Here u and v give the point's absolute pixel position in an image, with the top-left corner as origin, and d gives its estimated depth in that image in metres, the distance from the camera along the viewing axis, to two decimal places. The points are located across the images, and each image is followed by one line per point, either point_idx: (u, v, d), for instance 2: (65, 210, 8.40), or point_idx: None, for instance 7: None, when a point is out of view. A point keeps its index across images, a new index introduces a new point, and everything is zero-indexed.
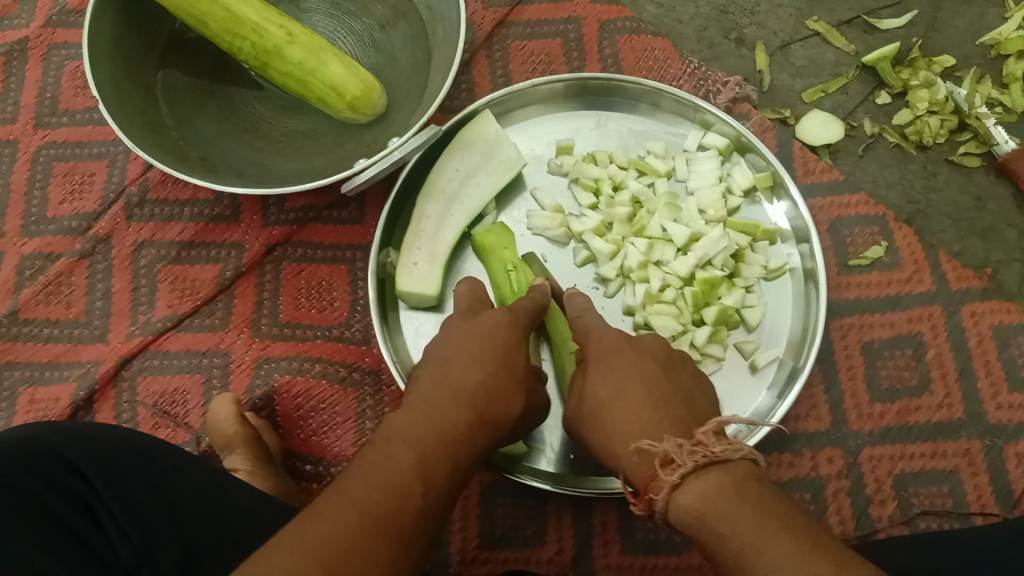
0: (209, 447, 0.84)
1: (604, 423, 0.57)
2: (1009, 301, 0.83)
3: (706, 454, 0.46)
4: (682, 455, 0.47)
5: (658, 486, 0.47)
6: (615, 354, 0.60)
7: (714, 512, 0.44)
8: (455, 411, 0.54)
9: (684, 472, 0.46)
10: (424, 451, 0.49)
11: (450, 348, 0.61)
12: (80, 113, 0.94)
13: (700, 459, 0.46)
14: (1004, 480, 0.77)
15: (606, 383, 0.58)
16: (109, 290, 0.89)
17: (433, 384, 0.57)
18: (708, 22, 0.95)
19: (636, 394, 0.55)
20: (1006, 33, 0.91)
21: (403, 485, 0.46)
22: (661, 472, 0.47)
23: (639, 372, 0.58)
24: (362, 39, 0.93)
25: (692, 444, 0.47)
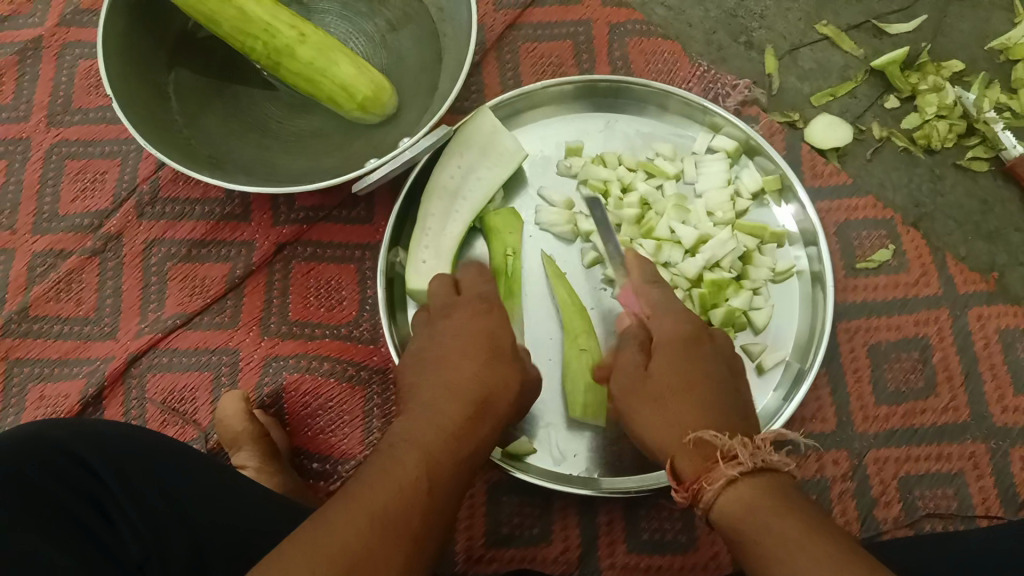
0: (217, 444, 0.85)
1: (654, 415, 0.58)
2: (1015, 304, 0.83)
3: (764, 458, 0.50)
4: (744, 454, 0.50)
5: (712, 479, 0.50)
6: (667, 344, 0.60)
7: (762, 509, 0.47)
8: (451, 409, 0.56)
9: (743, 469, 0.49)
10: (427, 449, 0.52)
11: (437, 349, 0.62)
12: (92, 112, 0.95)
13: (758, 461, 0.49)
14: (1009, 483, 0.78)
15: (662, 368, 0.59)
16: (118, 287, 0.89)
17: (429, 390, 0.58)
18: (717, 25, 0.95)
19: (687, 393, 0.56)
20: (1014, 38, 0.91)
21: (410, 485, 0.48)
22: (719, 465, 0.50)
23: (695, 367, 0.58)
24: (373, 40, 0.94)
25: (750, 446, 0.50)
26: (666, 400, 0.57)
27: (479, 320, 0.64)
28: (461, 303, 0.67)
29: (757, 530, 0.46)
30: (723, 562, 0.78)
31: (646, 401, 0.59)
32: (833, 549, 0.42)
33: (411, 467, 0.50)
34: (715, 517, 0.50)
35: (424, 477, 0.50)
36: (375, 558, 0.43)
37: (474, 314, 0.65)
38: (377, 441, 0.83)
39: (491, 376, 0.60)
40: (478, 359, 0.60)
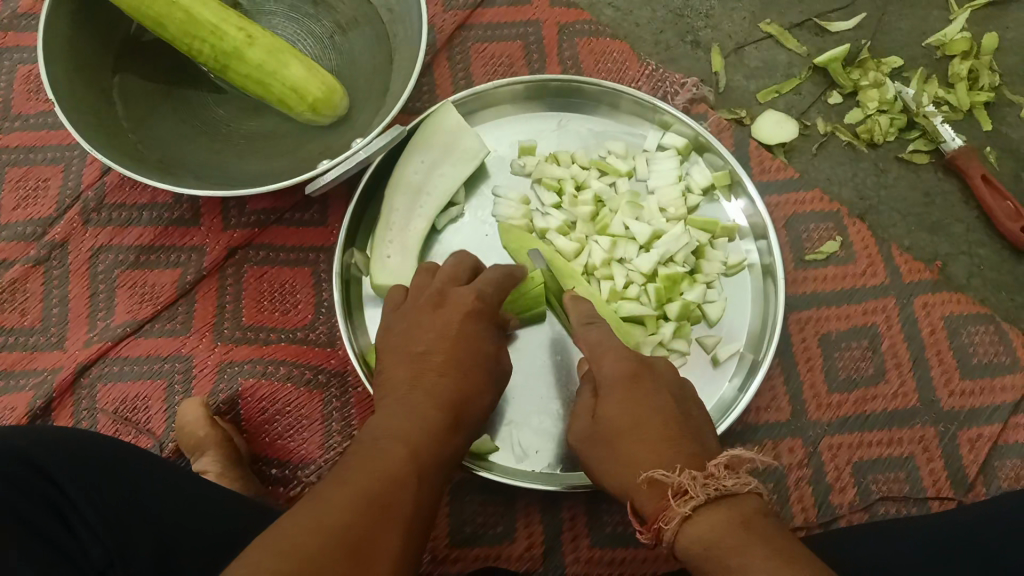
0: (174, 451, 0.83)
1: (613, 455, 0.58)
2: (958, 292, 0.85)
3: (718, 486, 0.49)
4: (694, 488, 0.49)
5: (669, 518, 0.49)
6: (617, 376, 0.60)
7: (724, 559, 0.46)
8: (430, 412, 0.57)
9: (696, 504, 0.49)
10: (409, 446, 0.53)
11: (417, 348, 0.64)
12: (33, 118, 0.93)
13: (712, 492, 0.49)
14: (958, 465, 0.80)
15: (610, 405, 0.59)
16: (65, 296, 0.87)
17: (407, 387, 0.60)
18: (665, 25, 0.97)
19: (643, 400, 0.58)
20: (951, 35, 0.94)
21: (397, 479, 0.49)
22: (673, 505, 0.50)
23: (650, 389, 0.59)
24: (321, 42, 0.93)
25: (707, 475, 0.50)
26: (624, 427, 0.57)
27: (465, 323, 0.67)
28: (449, 296, 0.69)
29: (726, 557, 0.46)
30: None
31: (606, 437, 0.58)
32: None
33: (396, 461, 0.51)
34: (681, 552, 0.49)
35: (411, 468, 0.51)
36: (367, 536, 0.44)
37: (462, 313, 0.67)
38: (337, 445, 0.82)
39: (463, 386, 0.63)
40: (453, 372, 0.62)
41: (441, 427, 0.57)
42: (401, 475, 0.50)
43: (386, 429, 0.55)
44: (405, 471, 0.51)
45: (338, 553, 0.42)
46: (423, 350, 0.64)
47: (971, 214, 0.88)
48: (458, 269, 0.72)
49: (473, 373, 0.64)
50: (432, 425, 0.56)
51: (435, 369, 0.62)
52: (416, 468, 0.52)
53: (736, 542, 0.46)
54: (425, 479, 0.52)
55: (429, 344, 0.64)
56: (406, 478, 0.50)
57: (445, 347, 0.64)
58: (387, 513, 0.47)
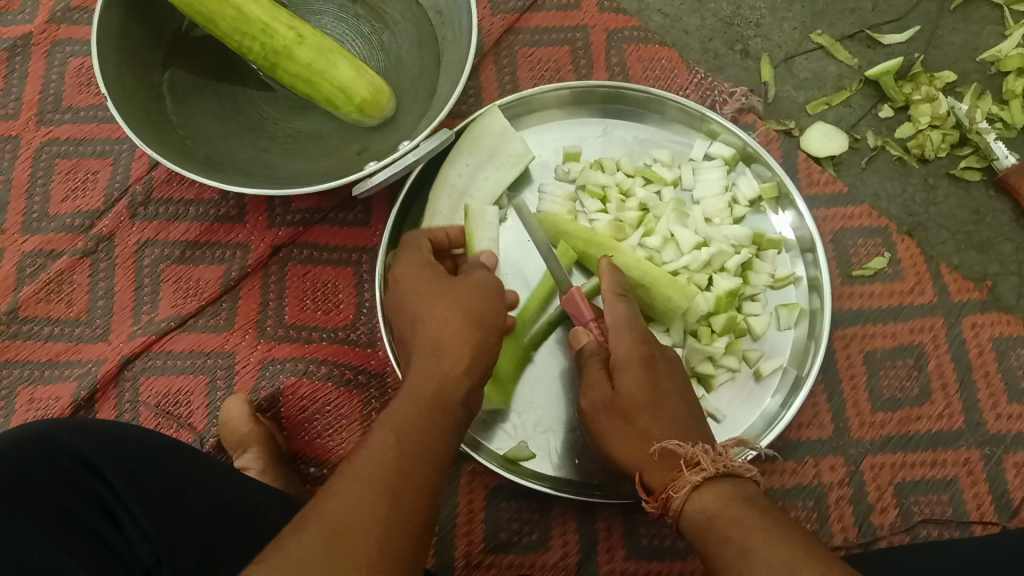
0: (216, 446, 0.84)
1: (632, 434, 0.59)
2: (1007, 313, 0.84)
3: (726, 464, 0.53)
4: (706, 461, 0.53)
5: (679, 486, 0.53)
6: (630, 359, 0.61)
7: (727, 519, 0.50)
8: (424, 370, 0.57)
9: (706, 476, 0.53)
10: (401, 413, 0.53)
11: (430, 320, 0.61)
12: (83, 110, 0.94)
13: (721, 468, 0.53)
14: (1002, 489, 0.78)
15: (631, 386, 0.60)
16: (110, 289, 0.88)
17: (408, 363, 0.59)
18: (714, 33, 0.96)
19: (671, 392, 0.61)
20: (1005, 51, 0.93)
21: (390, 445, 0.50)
22: (684, 474, 0.54)
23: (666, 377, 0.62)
24: (370, 42, 0.93)
25: (715, 451, 0.54)
26: (645, 407, 0.59)
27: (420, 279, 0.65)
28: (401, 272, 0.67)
29: (731, 517, 0.49)
30: None
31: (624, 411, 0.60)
32: (793, 551, 0.45)
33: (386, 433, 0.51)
34: (686, 523, 0.53)
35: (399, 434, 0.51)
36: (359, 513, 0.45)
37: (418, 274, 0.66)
38: None
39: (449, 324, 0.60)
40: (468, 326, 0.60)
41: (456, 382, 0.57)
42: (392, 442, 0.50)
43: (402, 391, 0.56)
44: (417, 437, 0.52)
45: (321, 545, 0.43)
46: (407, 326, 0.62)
47: (1023, 234, 0.87)
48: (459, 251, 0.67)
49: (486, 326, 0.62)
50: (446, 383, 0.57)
51: (450, 331, 0.60)
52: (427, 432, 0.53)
53: (741, 509, 0.50)
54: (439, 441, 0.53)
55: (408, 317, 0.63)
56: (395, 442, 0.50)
57: (457, 309, 0.61)
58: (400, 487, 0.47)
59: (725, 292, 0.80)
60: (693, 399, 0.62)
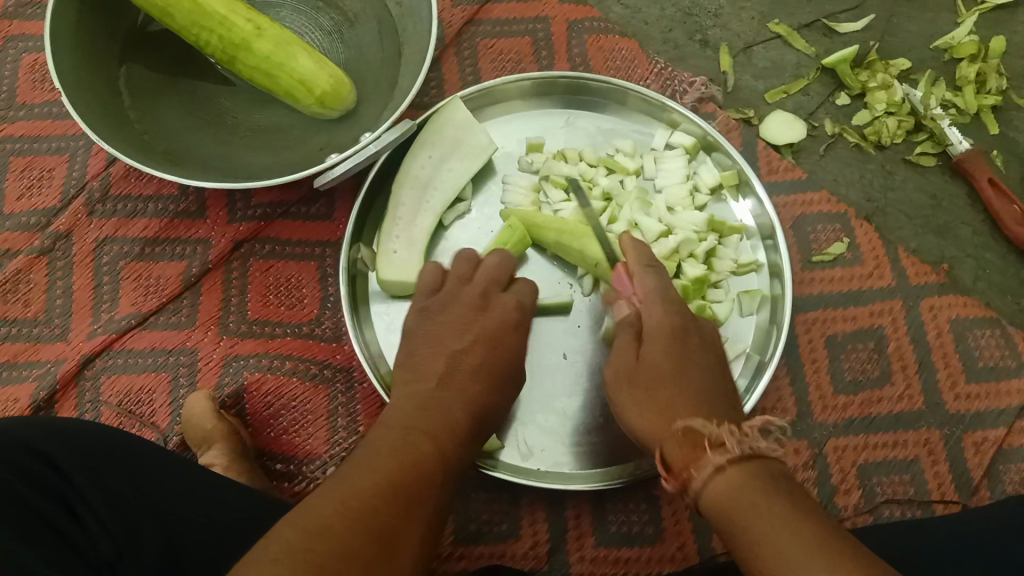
0: (179, 443, 0.83)
1: (654, 402, 0.58)
2: (965, 295, 0.85)
3: (752, 444, 0.51)
4: (732, 442, 0.51)
5: (703, 465, 0.51)
6: (661, 330, 0.62)
7: (749, 504, 0.47)
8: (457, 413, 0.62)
9: (731, 456, 0.50)
10: (433, 440, 0.57)
11: (457, 343, 0.67)
12: (37, 107, 0.92)
13: (746, 448, 0.50)
14: (962, 468, 0.80)
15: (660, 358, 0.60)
16: (69, 287, 0.87)
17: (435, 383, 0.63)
18: (674, 23, 0.97)
19: (701, 363, 0.61)
20: (958, 38, 0.94)
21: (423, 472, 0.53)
22: (709, 453, 0.51)
23: (700, 345, 0.63)
24: (329, 34, 0.92)
25: (743, 429, 0.52)
26: (673, 374, 0.59)
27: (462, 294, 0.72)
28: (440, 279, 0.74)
29: (755, 504, 0.47)
30: (690, 552, 0.79)
31: (653, 377, 0.59)
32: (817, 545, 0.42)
33: (421, 457, 0.54)
34: (707, 503, 0.50)
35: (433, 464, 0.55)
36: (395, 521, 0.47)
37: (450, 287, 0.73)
38: (343, 441, 0.82)
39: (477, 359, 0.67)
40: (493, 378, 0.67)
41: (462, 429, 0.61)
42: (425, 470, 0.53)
43: (412, 417, 0.59)
44: (426, 465, 0.54)
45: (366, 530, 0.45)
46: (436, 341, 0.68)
47: (978, 218, 0.88)
48: (500, 270, 0.74)
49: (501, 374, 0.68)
50: (455, 424, 0.60)
51: (472, 367, 0.66)
52: (439, 463, 0.55)
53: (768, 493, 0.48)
54: (444, 478, 0.55)
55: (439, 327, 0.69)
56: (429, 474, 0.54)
57: (488, 351, 0.68)
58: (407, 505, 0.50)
59: (692, 281, 0.81)
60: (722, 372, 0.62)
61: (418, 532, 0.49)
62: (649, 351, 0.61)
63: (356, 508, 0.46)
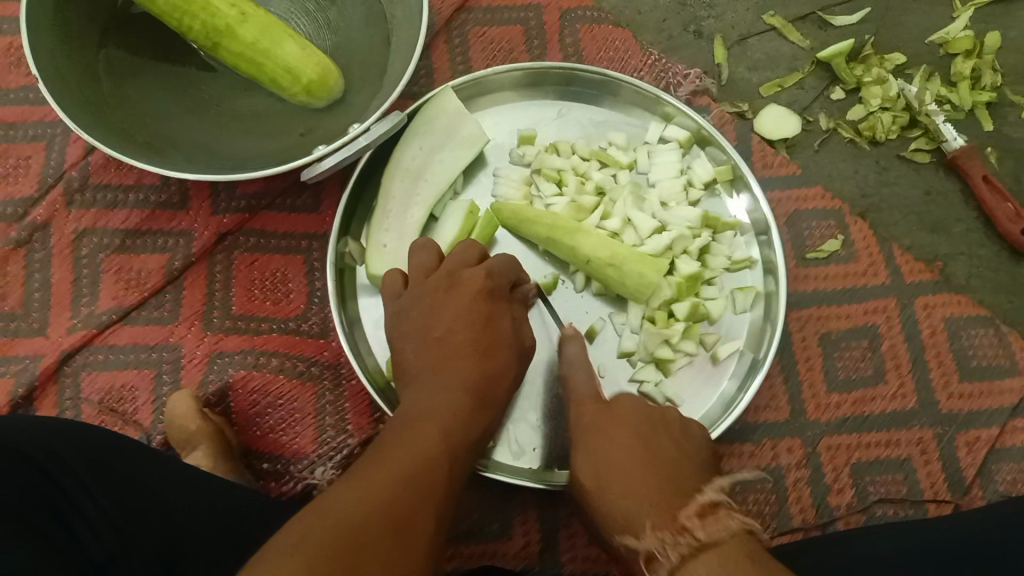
0: (164, 442, 0.81)
1: (600, 502, 0.60)
2: (958, 293, 0.85)
3: (688, 539, 0.50)
4: (669, 549, 0.51)
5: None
6: (596, 417, 0.66)
7: None
8: (457, 399, 0.60)
9: (672, 564, 0.50)
10: (438, 428, 0.56)
11: (434, 334, 0.66)
12: (13, 93, 0.89)
13: (685, 548, 0.50)
14: (955, 468, 0.80)
15: (594, 460, 0.62)
16: (47, 280, 0.84)
17: (429, 375, 0.63)
18: (667, 13, 0.95)
19: (634, 436, 0.62)
20: (953, 32, 0.93)
21: (429, 460, 0.52)
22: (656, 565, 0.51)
23: (626, 426, 0.63)
24: (316, 20, 0.90)
25: (678, 530, 0.51)
26: (602, 467, 0.61)
27: (443, 278, 0.69)
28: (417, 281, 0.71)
29: None
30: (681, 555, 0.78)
31: (596, 495, 0.60)
32: None
33: (427, 446, 0.53)
34: None
35: (439, 452, 0.54)
36: (405, 517, 0.46)
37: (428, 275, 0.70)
38: (331, 440, 0.80)
39: (477, 348, 0.65)
40: (475, 354, 0.65)
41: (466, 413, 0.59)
42: (433, 460, 0.52)
43: (410, 414, 0.58)
44: (433, 455, 0.53)
45: (379, 531, 0.44)
46: (428, 333, 0.67)
47: (972, 215, 0.87)
48: (467, 248, 0.71)
49: (494, 352, 0.66)
50: (455, 412, 0.59)
51: (454, 353, 0.64)
52: (442, 455, 0.54)
53: None
54: (453, 469, 0.54)
55: (430, 310, 0.67)
56: (437, 461, 0.52)
57: (467, 327, 0.66)
58: (417, 495, 0.49)
59: (685, 278, 0.80)
60: (657, 426, 0.64)
61: (431, 522, 0.48)
62: (583, 468, 0.63)
63: (366, 503, 0.45)
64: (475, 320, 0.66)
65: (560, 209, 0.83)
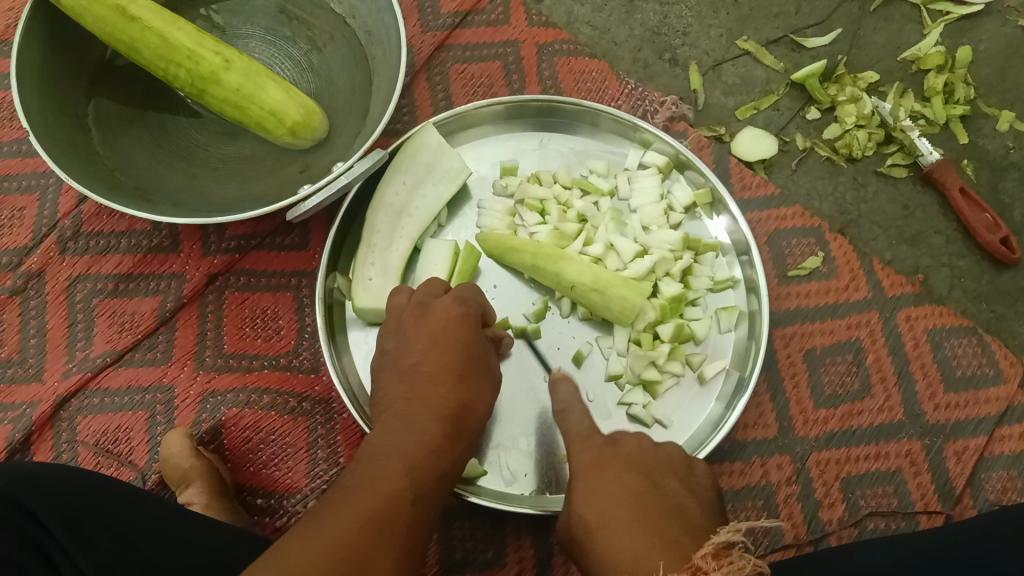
0: (158, 483, 0.82)
1: (594, 541, 0.56)
2: (940, 305, 0.86)
3: (702, 571, 0.47)
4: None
5: None
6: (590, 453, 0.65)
7: None
8: (429, 429, 0.61)
9: None
10: (408, 462, 0.57)
11: (407, 362, 0.67)
12: (6, 145, 0.92)
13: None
14: (946, 478, 0.80)
15: (589, 498, 0.59)
16: (43, 326, 0.86)
17: (402, 405, 0.63)
18: (642, 43, 0.97)
19: (630, 478, 0.60)
20: (924, 49, 0.95)
21: (396, 496, 0.53)
22: None
23: (621, 468, 0.62)
24: (299, 64, 0.92)
25: (692, 569, 0.47)
26: (598, 500, 0.58)
27: (414, 313, 0.70)
28: (404, 318, 0.71)
29: None
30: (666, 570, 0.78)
31: (595, 536, 0.56)
32: None
33: (394, 481, 0.54)
34: None
35: (407, 486, 0.54)
36: (364, 558, 0.47)
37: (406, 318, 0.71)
38: (324, 473, 0.81)
39: (455, 379, 0.66)
40: (450, 379, 0.66)
41: (441, 438, 0.61)
42: (400, 496, 0.53)
43: (381, 447, 0.58)
44: (400, 492, 0.53)
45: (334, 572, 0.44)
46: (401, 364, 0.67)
47: (952, 227, 0.88)
48: (431, 287, 0.73)
49: (468, 378, 0.67)
50: (427, 442, 0.60)
51: (431, 378, 0.65)
52: (411, 487, 0.55)
53: None
54: (422, 498, 0.55)
55: (401, 343, 0.69)
56: (404, 498, 0.53)
57: (437, 356, 0.67)
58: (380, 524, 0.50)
59: (669, 299, 0.81)
60: (656, 466, 0.63)
61: (391, 561, 0.48)
62: (584, 512, 0.59)
63: (329, 538, 0.46)
64: (443, 350, 0.67)
65: (544, 238, 0.84)
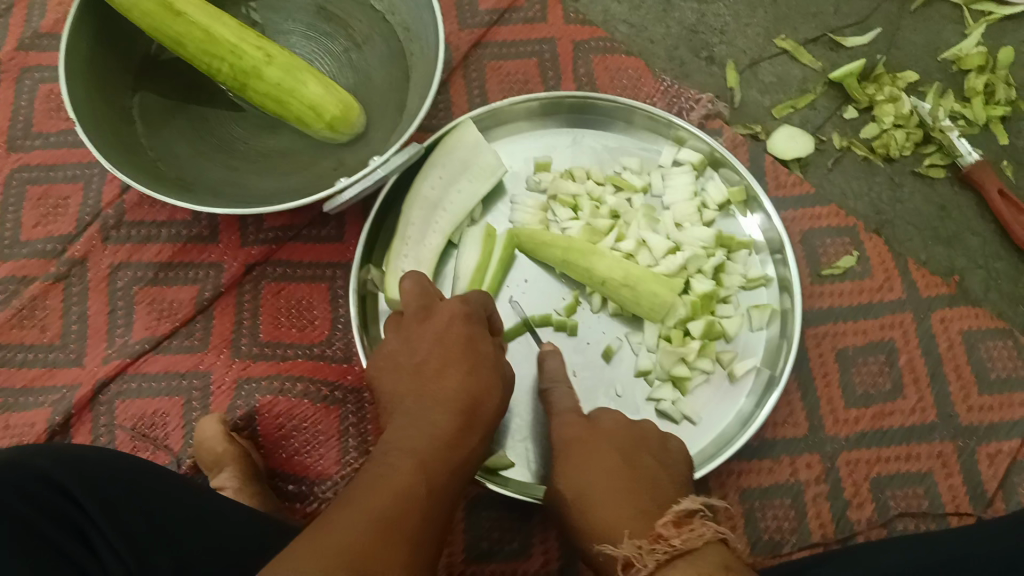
0: (192, 467, 0.84)
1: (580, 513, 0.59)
2: (976, 306, 0.85)
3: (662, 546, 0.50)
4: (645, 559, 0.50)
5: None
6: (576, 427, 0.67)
7: None
8: (443, 422, 0.61)
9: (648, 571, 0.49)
10: (419, 459, 0.56)
11: (415, 359, 0.67)
12: (53, 136, 0.94)
13: (661, 556, 0.49)
14: (978, 482, 0.79)
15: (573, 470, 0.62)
16: (84, 312, 0.88)
17: (415, 403, 0.63)
18: (679, 41, 0.97)
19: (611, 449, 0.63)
20: (965, 49, 0.94)
21: (405, 492, 0.52)
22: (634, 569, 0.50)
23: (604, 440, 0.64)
24: (339, 59, 0.93)
25: (654, 539, 0.51)
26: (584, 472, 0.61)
27: (420, 312, 0.70)
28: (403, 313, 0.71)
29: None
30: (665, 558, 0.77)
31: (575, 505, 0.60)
32: None
33: (405, 479, 0.54)
34: None
35: (418, 483, 0.54)
36: (375, 551, 0.46)
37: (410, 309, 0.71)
38: (354, 460, 0.82)
39: (468, 374, 0.65)
40: (460, 370, 0.65)
41: (452, 432, 0.60)
42: (411, 492, 0.53)
43: (393, 444, 0.58)
44: (411, 489, 0.53)
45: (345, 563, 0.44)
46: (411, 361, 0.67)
47: (988, 228, 0.88)
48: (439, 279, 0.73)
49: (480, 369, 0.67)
50: (441, 437, 0.59)
51: (437, 371, 0.65)
52: (422, 483, 0.54)
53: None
54: (435, 494, 0.55)
55: (408, 340, 0.69)
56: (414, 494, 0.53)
57: (444, 352, 0.67)
58: (390, 527, 0.49)
59: (700, 297, 0.81)
60: (639, 439, 0.65)
61: (405, 553, 0.48)
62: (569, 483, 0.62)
63: (342, 538, 0.46)
64: (451, 347, 0.67)
65: (576, 233, 0.84)
